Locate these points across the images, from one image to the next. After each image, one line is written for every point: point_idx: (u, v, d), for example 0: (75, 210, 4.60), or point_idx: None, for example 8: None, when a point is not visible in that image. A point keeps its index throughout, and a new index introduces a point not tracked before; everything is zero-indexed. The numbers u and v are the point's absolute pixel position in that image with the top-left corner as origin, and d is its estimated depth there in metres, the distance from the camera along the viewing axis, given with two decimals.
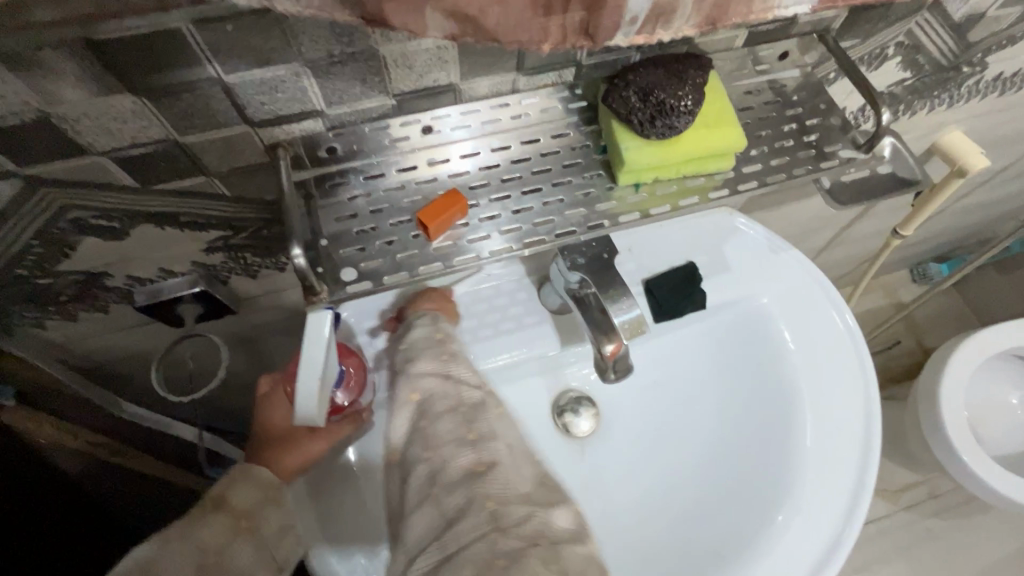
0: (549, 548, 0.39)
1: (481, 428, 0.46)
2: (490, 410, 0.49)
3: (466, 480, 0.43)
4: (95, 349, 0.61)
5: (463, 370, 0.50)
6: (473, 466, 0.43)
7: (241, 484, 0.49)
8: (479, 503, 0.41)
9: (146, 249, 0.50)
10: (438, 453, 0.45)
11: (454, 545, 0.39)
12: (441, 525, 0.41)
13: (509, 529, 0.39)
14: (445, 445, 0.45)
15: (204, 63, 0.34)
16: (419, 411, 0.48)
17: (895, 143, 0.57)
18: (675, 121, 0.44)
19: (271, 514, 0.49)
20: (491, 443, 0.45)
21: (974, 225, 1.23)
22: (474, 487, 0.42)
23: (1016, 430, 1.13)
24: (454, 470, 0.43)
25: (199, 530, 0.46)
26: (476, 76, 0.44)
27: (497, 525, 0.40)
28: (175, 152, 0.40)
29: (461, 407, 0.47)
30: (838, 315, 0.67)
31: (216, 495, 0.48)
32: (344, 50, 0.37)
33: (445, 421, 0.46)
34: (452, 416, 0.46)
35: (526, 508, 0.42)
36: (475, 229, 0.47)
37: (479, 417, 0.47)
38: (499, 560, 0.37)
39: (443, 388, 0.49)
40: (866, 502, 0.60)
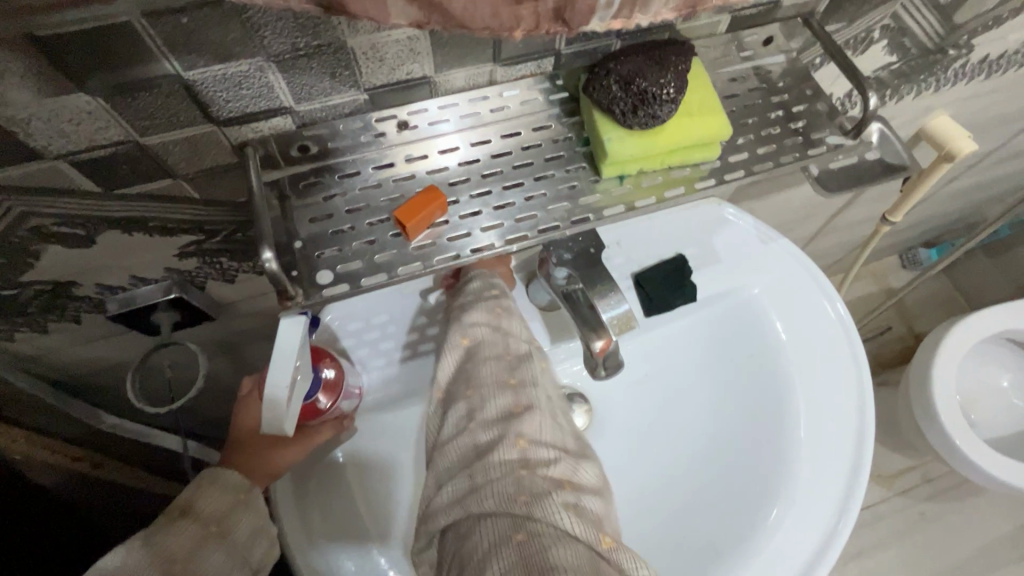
0: (572, 492, 0.40)
1: (523, 374, 0.47)
2: (536, 362, 0.49)
3: (504, 419, 0.43)
4: (70, 361, 0.59)
5: (515, 324, 0.51)
6: (510, 408, 0.44)
7: (211, 488, 0.49)
8: (511, 441, 0.42)
9: (114, 256, 0.48)
10: (478, 393, 0.45)
11: (482, 476, 0.40)
12: (472, 454, 0.42)
13: (534, 468, 0.40)
14: (486, 387, 0.45)
15: (160, 58, 0.33)
16: (468, 354, 0.48)
17: (882, 130, 0.57)
18: (658, 110, 0.43)
19: (243, 516, 0.49)
20: (531, 388, 0.46)
21: (962, 209, 1.23)
22: (511, 425, 0.43)
23: (1007, 413, 1.13)
24: (492, 410, 0.44)
25: (166, 537, 0.46)
26: (452, 67, 0.42)
27: (526, 463, 0.40)
28: (137, 155, 0.39)
29: (507, 354, 0.48)
30: (829, 304, 0.67)
31: (184, 500, 0.48)
32: (310, 43, 0.35)
33: (489, 364, 0.47)
34: (497, 361, 0.47)
35: (555, 452, 0.43)
36: (456, 227, 0.45)
37: (522, 366, 0.48)
38: (521, 495, 0.38)
39: (492, 337, 0.49)
40: (860, 492, 0.59)
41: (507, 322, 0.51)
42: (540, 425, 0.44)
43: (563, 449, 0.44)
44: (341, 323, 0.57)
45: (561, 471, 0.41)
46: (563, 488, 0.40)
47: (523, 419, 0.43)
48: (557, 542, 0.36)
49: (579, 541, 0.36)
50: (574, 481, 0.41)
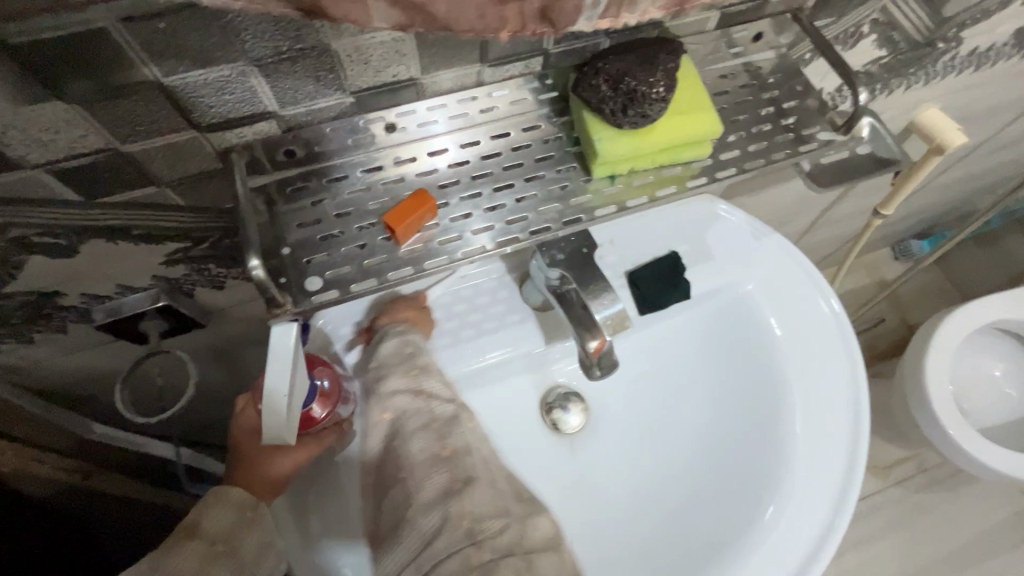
0: (523, 558, 0.43)
1: (455, 443, 0.48)
2: (464, 424, 0.50)
3: (443, 498, 0.44)
4: (58, 371, 0.58)
5: (435, 384, 0.51)
6: (448, 484, 0.45)
7: (216, 508, 0.48)
8: (453, 521, 0.43)
9: (98, 265, 0.47)
10: (412, 474, 0.46)
11: (429, 564, 0.42)
12: (419, 546, 0.43)
13: (483, 543, 0.42)
14: (420, 465, 0.46)
15: (139, 65, 0.32)
16: (392, 431, 0.49)
17: (873, 123, 0.56)
18: (648, 109, 0.42)
19: (249, 533, 0.48)
20: (465, 458, 0.47)
21: (953, 201, 1.23)
22: (448, 505, 0.44)
23: (1001, 403, 1.14)
24: None
25: (168, 560, 0.45)
26: (439, 68, 0.42)
27: (473, 539, 0.42)
28: (119, 162, 0.38)
29: (434, 423, 0.48)
30: (824, 299, 0.66)
31: (189, 520, 0.48)
32: (293, 46, 0.35)
33: (417, 439, 0.47)
34: (426, 433, 0.47)
35: (502, 520, 0.44)
36: (446, 230, 0.45)
37: (452, 432, 0.48)
38: (471, 574, 0.41)
39: (413, 407, 0.49)
40: (856, 486, 0.59)
41: (426, 383, 0.51)
42: (481, 496, 0.45)
43: (507, 513, 0.45)
44: (333, 327, 0.57)
45: (511, 538, 0.43)
46: (513, 554, 0.42)
47: (465, 493, 0.45)
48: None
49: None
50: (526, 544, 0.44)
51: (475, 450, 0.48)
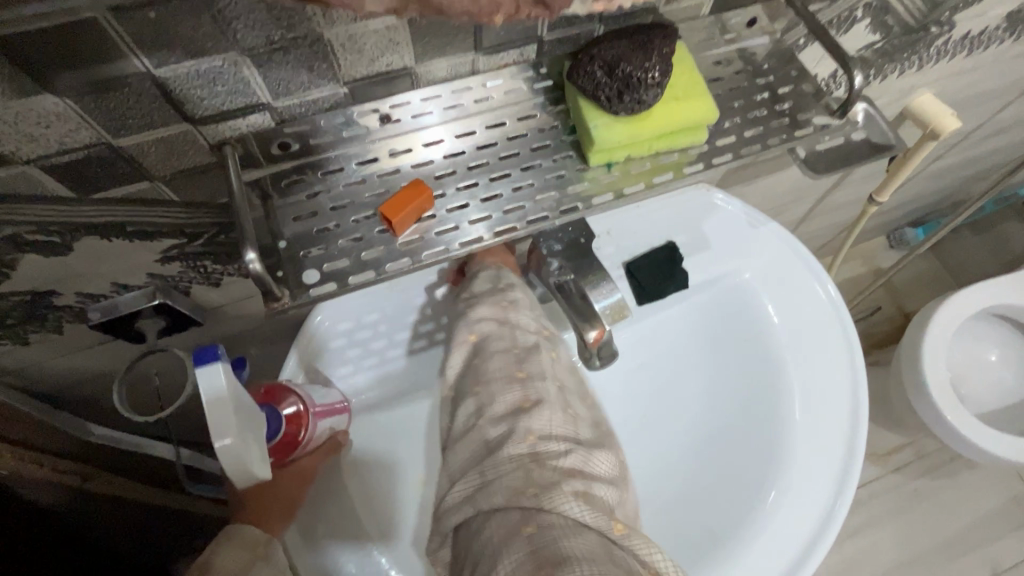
0: (582, 483, 0.41)
1: (532, 367, 0.47)
2: (544, 353, 0.49)
3: (513, 415, 0.44)
4: (53, 372, 0.58)
5: (522, 316, 0.51)
6: (520, 403, 0.45)
7: (229, 548, 0.48)
8: (519, 436, 0.42)
9: (93, 263, 0.47)
10: (486, 390, 0.46)
11: (491, 473, 0.41)
12: (483, 453, 0.43)
13: (544, 461, 0.41)
14: (495, 382, 0.46)
15: (130, 56, 0.32)
16: (475, 350, 0.49)
17: (867, 109, 0.57)
18: (643, 95, 0.42)
19: (261, 573, 0.47)
20: (539, 382, 0.46)
21: (948, 187, 1.24)
22: (518, 421, 0.43)
23: (997, 388, 1.14)
24: (503, 405, 0.45)
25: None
26: (433, 57, 0.42)
27: (536, 456, 0.42)
28: (111, 157, 0.37)
29: (515, 348, 0.48)
30: (820, 286, 0.67)
31: (203, 562, 0.48)
32: (285, 36, 0.34)
33: (496, 359, 0.47)
34: (505, 356, 0.47)
35: (564, 443, 0.43)
36: (443, 221, 0.45)
37: (532, 358, 0.48)
38: (530, 488, 0.39)
39: (498, 332, 0.50)
40: (854, 474, 0.60)
41: (513, 314, 0.51)
42: (550, 417, 0.44)
43: (574, 439, 0.44)
44: (332, 323, 0.57)
45: (572, 463, 0.42)
46: (574, 478, 0.41)
47: (532, 414, 0.44)
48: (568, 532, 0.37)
49: (589, 529, 0.38)
50: (585, 471, 0.43)
51: (550, 377, 0.47)
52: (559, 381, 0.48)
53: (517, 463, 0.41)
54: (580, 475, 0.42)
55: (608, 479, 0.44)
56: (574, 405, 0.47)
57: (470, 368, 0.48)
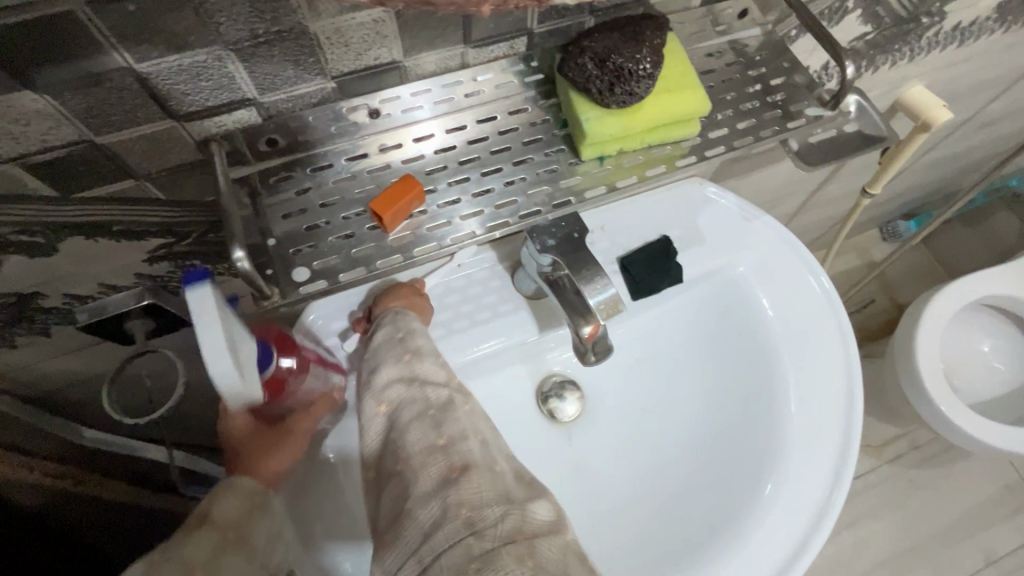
0: (526, 544, 0.37)
1: (451, 431, 0.44)
2: (459, 408, 0.47)
3: (441, 488, 0.40)
4: (41, 375, 0.57)
5: (428, 367, 0.49)
6: (446, 473, 0.41)
7: (227, 495, 0.46)
8: (451, 512, 0.39)
9: (79, 264, 0.46)
10: (409, 465, 0.43)
11: (430, 557, 0.37)
12: (419, 539, 0.39)
13: (484, 531, 0.37)
14: (416, 454, 0.43)
15: (111, 51, 0.31)
16: (390, 424, 0.47)
17: (859, 100, 0.58)
18: (635, 87, 0.42)
19: (260, 522, 0.46)
20: (461, 445, 0.43)
21: (940, 179, 1.24)
22: (446, 494, 0.40)
23: (991, 378, 1.15)
24: (426, 481, 0.41)
25: (182, 548, 0.42)
26: (422, 51, 0.41)
27: (472, 528, 0.38)
28: (95, 155, 0.37)
29: (430, 411, 0.45)
30: (815, 278, 0.66)
31: (199, 512, 0.45)
32: (270, 29, 0.34)
33: (415, 429, 0.44)
34: (421, 423, 0.45)
35: (498, 507, 0.39)
36: (435, 217, 0.44)
37: (447, 419, 0.45)
38: (471, 565, 0.35)
39: (408, 396, 0.47)
40: (852, 462, 0.60)
41: (418, 367, 0.49)
42: (481, 481, 0.41)
43: (507, 497, 0.41)
44: (325, 322, 0.56)
45: (513, 524, 0.39)
46: (515, 541, 0.37)
47: (461, 483, 0.40)
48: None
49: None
50: (527, 534, 0.39)
51: (472, 437, 0.44)
52: (481, 436, 0.45)
53: (455, 539, 0.37)
54: (524, 539, 0.38)
55: (552, 527, 0.41)
56: (500, 462, 0.44)
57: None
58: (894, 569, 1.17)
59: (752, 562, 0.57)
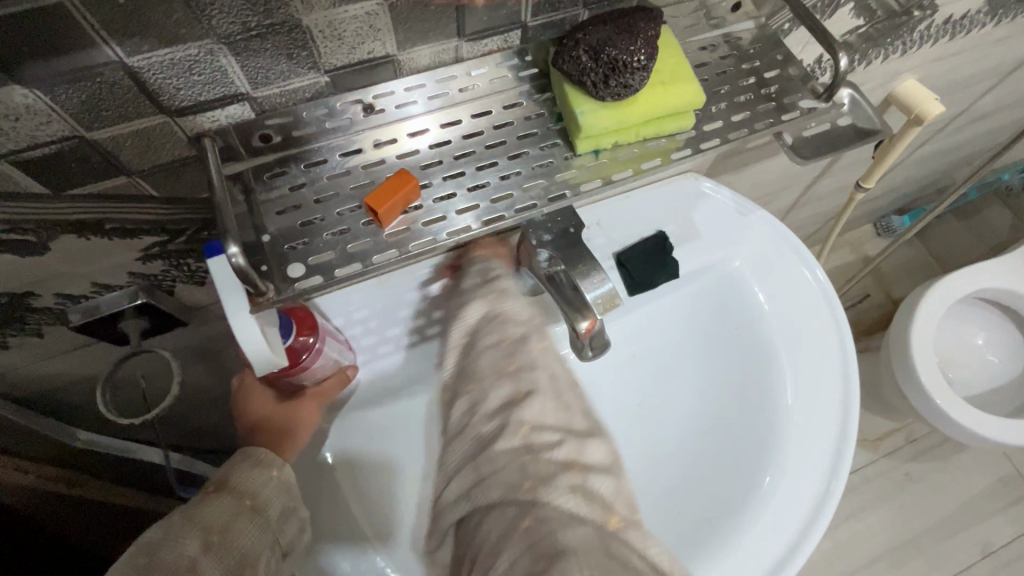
0: (580, 475, 0.42)
1: (521, 359, 0.47)
2: (534, 344, 0.48)
3: (507, 408, 0.44)
4: (34, 376, 0.57)
5: (512, 304, 0.50)
6: (512, 396, 0.45)
7: (246, 463, 0.48)
8: (512, 429, 0.43)
9: (72, 262, 0.45)
10: (479, 386, 0.46)
11: None
12: None
13: (538, 454, 0.42)
14: (486, 378, 0.46)
15: (101, 44, 0.31)
16: (467, 349, 0.48)
17: (854, 95, 0.56)
18: (629, 79, 0.42)
19: (275, 493, 0.47)
20: (531, 373, 0.46)
21: (933, 173, 1.25)
22: (509, 414, 0.44)
23: (985, 370, 1.16)
24: (495, 400, 0.45)
25: (203, 508, 0.43)
26: (415, 45, 0.41)
27: (530, 447, 0.42)
28: (85, 151, 0.36)
29: (505, 342, 0.47)
30: (810, 271, 0.67)
31: (219, 477, 0.47)
32: (262, 22, 0.33)
33: (487, 355, 0.47)
34: (495, 351, 0.47)
35: (559, 434, 0.44)
36: (430, 212, 0.44)
37: (520, 350, 0.47)
38: (526, 481, 0.40)
39: (487, 326, 0.49)
40: (848, 455, 0.60)
41: (504, 304, 0.50)
42: (542, 408, 0.45)
43: (568, 429, 0.45)
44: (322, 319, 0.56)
45: (568, 455, 0.43)
46: (571, 470, 0.42)
47: (524, 406, 0.44)
48: (565, 524, 0.38)
49: (583, 522, 0.38)
50: (581, 462, 0.43)
51: (541, 367, 0.47)
52: (551, 370, 0.48)
53: (515, 457, 0.42)
54: (579, 468, 0.42)
55: (607, 467, 0.44)
56: (567, 394, 0.47)
57: (464, 365, 0.48)
58: (891, 562, 1.17)
59: (750, 556, 0.57)
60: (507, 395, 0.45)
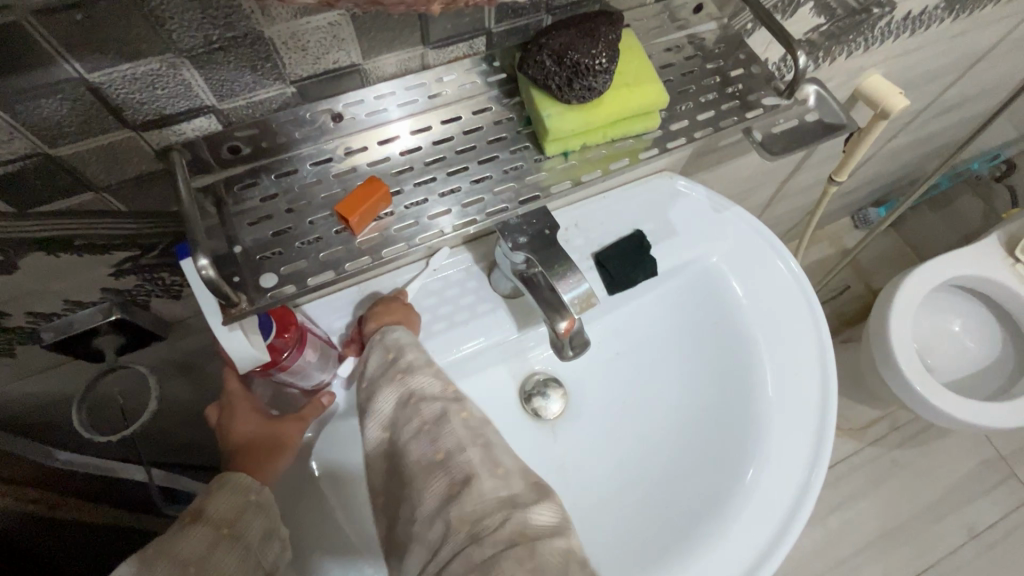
0: (529, 545, 0.40)
1: (447, 444, 0.45)
2: (455, 418, 0.47)
3: (443, 506, 0.43)
4: (9, 396, 0.56)
5: (423, 381, 0.49)
6: (448, 491, 0.43)
7: (221, 492, 0.46)
8: (453, 527, 0.42)
9: (40, 279, 0.45)
10: (414, 482, 0.45)
11: None
12: None
13: (484, 537, 0.40)
14: (418, 473, 0.45)
15: (60, 61, 0.31)
16: (391, 441, 0.48)
17: (819, 91, 0.59)
18: (593, 82, 0.42)
19: (254, 516, 0.46)
20: (460, 459, 0.44)
21: (904, 166, 1.28)
22: (449, 512, 0.42)
23: (962, 355, 1.19)
24: (428, 499, 0.43)
25: (177, 543, 0.42)
26: (381, 53, 0.41)
27: (474, 536, 0.41)
28: (49, 168, 0.36)
29: (424, 427, 0.46)
30: (784, 263, 0.68)
31: (193, 507, 0.45)
32: (224, 35, 0.34)
33: (413, 447, 0.46)
34: (419, 439, 0.46)
35: (501, 512, 0.42)
36: (402, 218, 0.45)
37: (444, 432, 0.46)
38: (474, 573, 0.39)
39: (404, 414, 0.47)
40: (828, 443, 0.61)
41: (414, 383, 0.49)
42: (483, 490, 0.43)
43: (511, 501, 0.43)
44: None
45: (516, 527, 0.41)
46: (518, 543, 0.40)
47: (462, 496, 0.43)
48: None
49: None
50: (529, 534, 0.41)
51: (471, 446, 0.45)
52: (481, 441, 0.46)
53: (459, 548, 0.41)
54: (527, 540, 0.40)
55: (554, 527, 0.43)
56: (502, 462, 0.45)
57: (392, 461, 0.47)
58: (881, 548, 1.19)
59: (736, 548, 0.57)
60: (462, 468, 0.44)
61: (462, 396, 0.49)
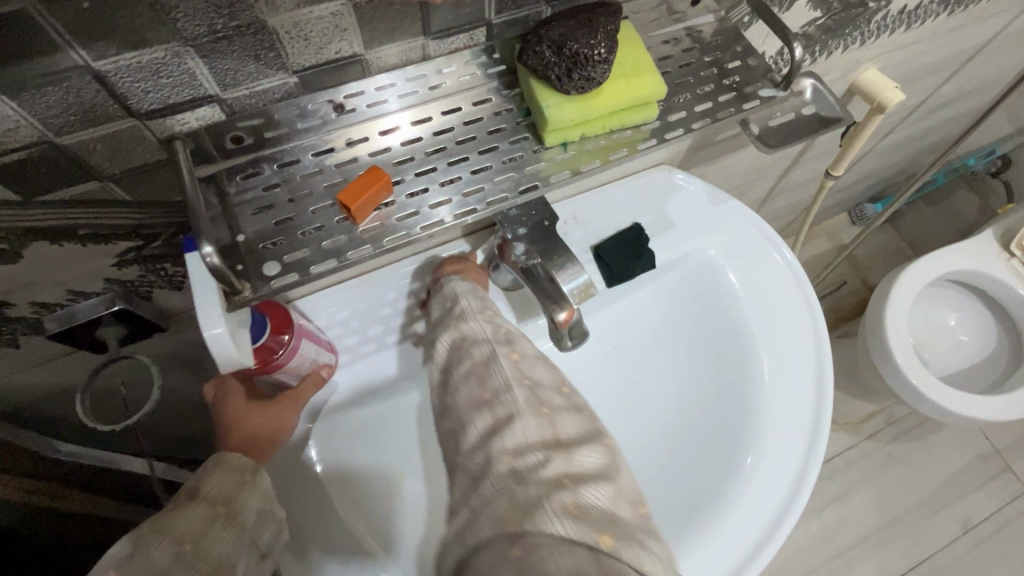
0: (573, 490, 0.38)
1: (495, 384, 0.45)
2: (504, 359, 0.47)
3: (488, 439, 0.42)
4: (11, 386, 0.57)
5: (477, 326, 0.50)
6: (492, 426, 0.43)
7: (216, 472, 0.47)
8: (496, 459, 0.41)
9: (43, 268, 0.45)
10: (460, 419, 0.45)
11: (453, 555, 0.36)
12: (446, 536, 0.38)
13: (527, 477, 0.39)
14: (465, 411, 0.45)
15: (66, 49, 0.31)
16: (446, 382, 0.48)
17: (815, 84, 0.59)
18: (592, 72, 0.43)
19: (250, 496, 0.46)
20: (506, 397, 0.44)
21: (901, 161, 1.29)
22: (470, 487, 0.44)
23: (958, 350, 1.20)
24: (473, 432, 0.43)
25: (174, 518, 0.42)
26: (383, 43, 0.41)
27: (517, 475, 0.39)
28: (54, 156, 0.37)
29: (475, 368, 0.47)
30: (780, 256, 0.69)
31: (189, 487, 0.45)
32: (228, 24, 0.34)
33: (464, 387, 0.46)
34: (469, 381, 0.46)
35: (543, 452, 0.41)
36: (403, 208, 0.45)
37: (493, 372, 0.46)
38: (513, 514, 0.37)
39: (457, 356, 0.48)
40: (823, 436, 0.62)
41: (467, 328, 0.50)
42: (526, 428, 0.42)
43: (554, 443, 0.42)
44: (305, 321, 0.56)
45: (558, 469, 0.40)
46: (563, 486, 0.38)
47: (506, 432, 0.42)
48: (536, 531, 0.36)
49: (577, 546, 0.35)
50: (573, 476, 0.40)
51: (517, 386, 0.45)
52: (527, 382, 0.46)
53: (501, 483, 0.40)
54: (571, 483, 0.39)
55: (599, 473, 0.41)
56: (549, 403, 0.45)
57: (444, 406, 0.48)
58: (875, 542, 1.20)
59: (732, 538, 0.58)
60: (507, 406, 0.43)
61: (512, 340, 0.49)
